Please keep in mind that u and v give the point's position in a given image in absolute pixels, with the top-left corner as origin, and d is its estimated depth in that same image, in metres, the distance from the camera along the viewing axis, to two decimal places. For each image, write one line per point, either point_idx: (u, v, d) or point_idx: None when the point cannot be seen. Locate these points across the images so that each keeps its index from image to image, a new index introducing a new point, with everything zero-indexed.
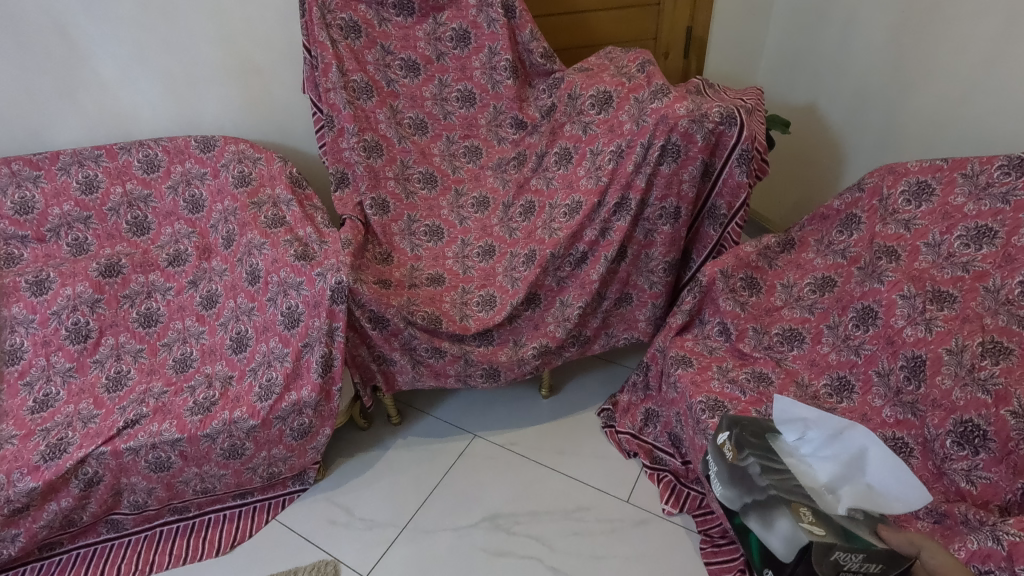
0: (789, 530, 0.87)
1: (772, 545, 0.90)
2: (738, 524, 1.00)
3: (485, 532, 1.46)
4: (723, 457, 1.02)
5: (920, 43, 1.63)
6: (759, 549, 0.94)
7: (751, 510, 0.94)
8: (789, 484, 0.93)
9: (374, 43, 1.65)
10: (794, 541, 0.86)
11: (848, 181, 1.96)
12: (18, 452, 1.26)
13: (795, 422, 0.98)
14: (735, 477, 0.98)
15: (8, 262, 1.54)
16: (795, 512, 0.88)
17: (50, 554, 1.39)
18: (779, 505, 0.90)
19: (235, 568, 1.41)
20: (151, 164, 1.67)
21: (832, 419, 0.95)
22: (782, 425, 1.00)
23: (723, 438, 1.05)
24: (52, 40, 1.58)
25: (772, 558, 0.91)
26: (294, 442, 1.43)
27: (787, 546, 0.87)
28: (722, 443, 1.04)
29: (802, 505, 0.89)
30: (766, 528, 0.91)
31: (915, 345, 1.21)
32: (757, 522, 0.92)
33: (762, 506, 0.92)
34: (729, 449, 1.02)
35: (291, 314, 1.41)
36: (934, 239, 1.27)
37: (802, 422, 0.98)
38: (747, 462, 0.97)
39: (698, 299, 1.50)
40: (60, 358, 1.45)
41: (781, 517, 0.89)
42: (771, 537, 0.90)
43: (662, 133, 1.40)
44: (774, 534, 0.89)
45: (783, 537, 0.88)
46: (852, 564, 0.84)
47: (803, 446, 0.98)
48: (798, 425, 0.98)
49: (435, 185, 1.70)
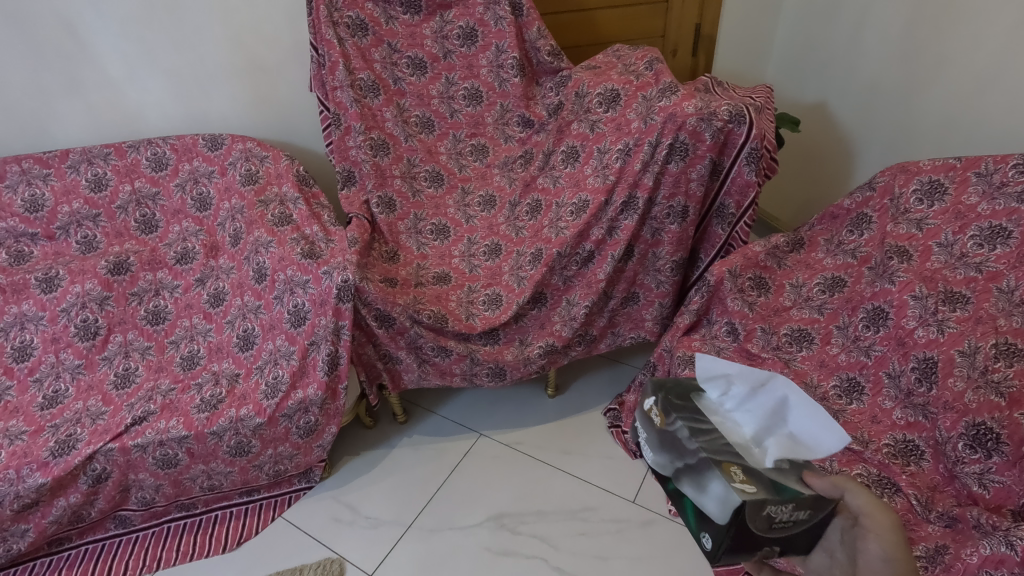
0: (722, 492, 0.71)
1: (704, 510, 0.74)
2: (674, 491, 0.81)
3: (490, 532, 1.46)
4: (652, 423, 0.83)
5: (934, 38, 1.60)
6: (697, 515, 0.77)
7: (684, 475, 0.77)
8: (719, 443, 0.77)
9: (381, 41, 1.64)
10: (727, 502, 0.70)
11: (858, 180, 1.94)
12: (28, 448, 1.27)
13: (718, 378, 0.85)
14: (667, 442, 0.80)
15: (18, 259, 1.55)
16: (727, 472, 0.72)
17: (59, 549, 1.41)
18: (709, 469, 0.73)
19: (241, 565, 1.42)
20: (160, 162, 1.68)
21: (755, 373, 0.86)
22: (703, 382, 0.86)
23: (650, 404, 0.86)
24: (61, 38, 1.59)
25: (706, 523, 0.75)
26: (300, 440, 1.44)
27: (720, 510, 0.71)
28: (649, 408, 0.85)
29: (731, 463, 0.73)
30: (697, 492, 0.75)
31: (927, 346, 1.20)
32: (690, 486, 0.76)
33: (692, 471, 0.75)
34: (658, 415, 0.83)
35: (297, 312, 1.41)
36: (947, 238, 1.25)
37: (724, 378, 0.85)
38: (675, 427, 0.79)
39: (706, 299, 1.49)
40: (69, 355, 1.46)
41: (712, 478, 0.72)
42: (705, 500, 0.73)
43: (670, 132, 1.39)
44: (706, 495, 0.73)
45: (715, 502, 0.72)
46: (783, 516, 0.71)
47: (726, 402, 0.83)
48: (721, 381, 0.85)
49: (442, 183, 1.70)
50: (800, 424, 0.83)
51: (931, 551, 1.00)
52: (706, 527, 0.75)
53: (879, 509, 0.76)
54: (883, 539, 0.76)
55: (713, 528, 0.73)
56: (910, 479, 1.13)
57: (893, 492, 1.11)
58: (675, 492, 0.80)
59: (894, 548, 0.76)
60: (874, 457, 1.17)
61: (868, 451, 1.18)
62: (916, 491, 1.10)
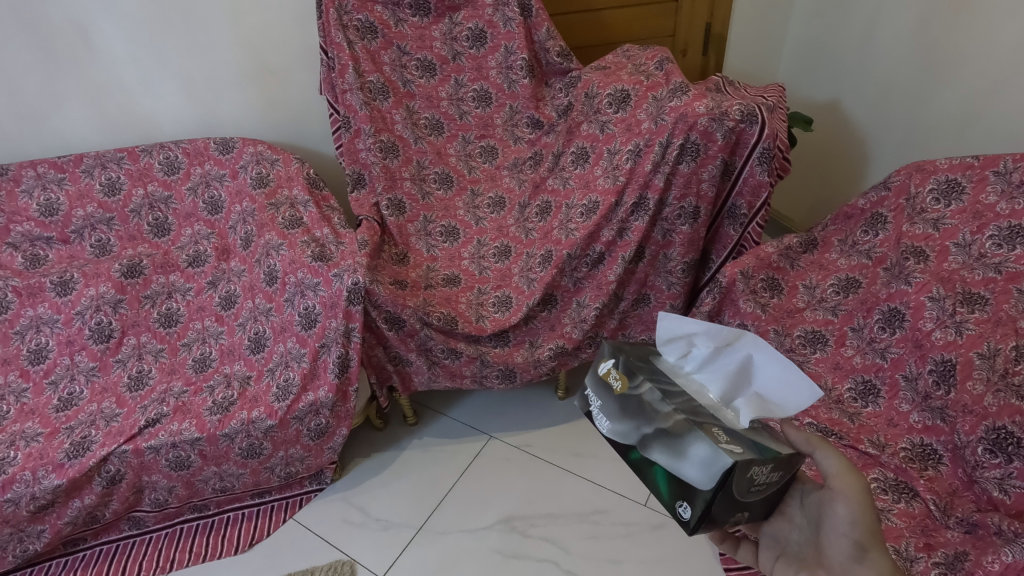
0: (706, 456, 0.64)
1: (685, 477, 0.66)
2: (639, 461, 0.73)
3: (501, 535, 1.45)
4: (610, 390, 0.74)
5: (949, 37, 1.59)
6: (669, 483, 0.70)
7: (654, 442, 0.69)
8: (692, 405, 0.68)
9: (390, 44, 1.65)
10: (714, 466, 0.63)
11: (872, 180, 1.92)
12: (44, 450, 1.28)
13: (679, 340, 0.72)
14: (633, 408, 0.71)
15: (33, 262, 1.57)
16: (709, 434, 0.64)
17: (74, 550, 1.42)
18: (688, 432, 0.65)
19: (254, 567, 1.42)
20: (172, 166, 1.69)
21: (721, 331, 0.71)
22: (664, 343, 0.73)
23: (608, 368, 0.76)
24: (77, 45, 1.61)
25: (684, 489, 0.68)
26: (311, 441, 1.44)
27: (704, 474, 0.64)
28: (607, 373, 0.75)
29: (711, 424, 0.66)
30: (675, 459, 0.67)
31: (945, 349, 1.18)
32: (663, 451, 0.68)
33: (667, 436, 0.67)
34: (618, 379, 0.74)
35: (308, 314, 1.42)
36: (964, 238, 1.23)
37: (686, 339, 0.71)
38: (641, 390, 0.70)
39: (717, 300, 1.45)
40: (83, 358, 1.47)
41: (694, 441, 0.65)
42: (685, 467, 0.66)
43: (681, 132, 1.37)
44: (685, 461, 0.66)
45: (699, 465, 0.65)
46: (760, 478, 0.66)
47: (688, 363, 0.72)
48: (682, 343, 0.72)
49: (451, 185, 1.70)
50: (765, 382, 0.70)
51: (950, 557, 0.97)
52: (681, 493, 0.69)
53: (851, 472, 0.70)
54: (853, 506, 0.69)
55: (692, 493, 0.67)
56: (928, 484, 1.11)
57: (911, 497, 1.09)
58: (640, 460, 0.72)
59: (863, 515, 0.68)
60: (890, 461, 1.15)
61: (885, 456, 1.16)
62: (934, 496, 1.09)
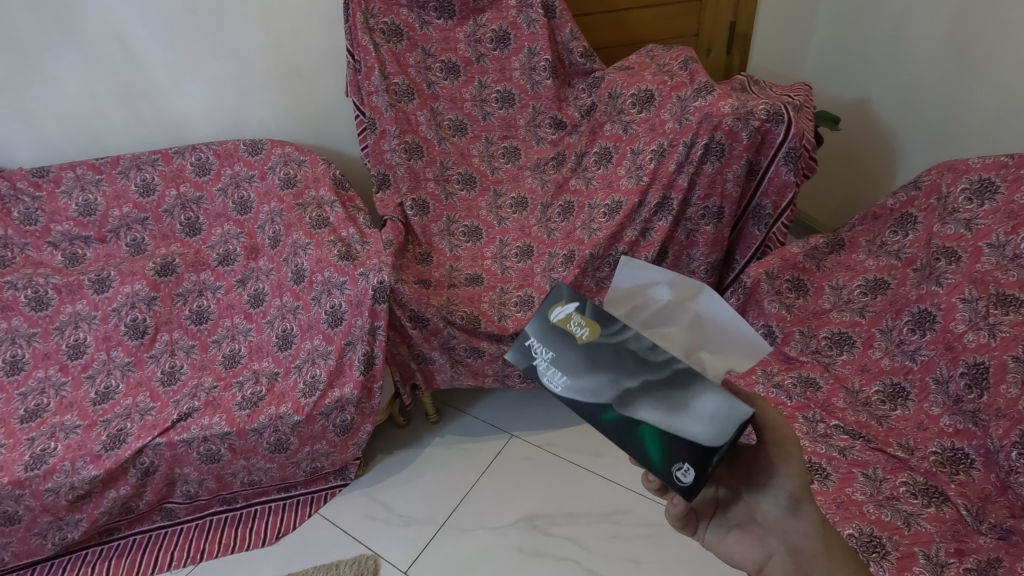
0: (720, 407, 0.51)
1: (689, 434, 0.52)
2: (613, 425, 0.55)
3: (522, 533, 1.46)
4: (572, 338, 0.57)
5: (984, 32, 1.55)
6: (660, 448, 0.53)
7: (644, 395, 0.53)
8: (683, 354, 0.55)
9: (415, 46, 1.67)
10: (732, 418, 0.51)
11: (901, 179, 1.88)
12: (82, 441, 1.33)
13: (634, 290, 0.61)
14: (611, 357, 0.55)
15: (73, 261, 1.64)
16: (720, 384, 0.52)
17: (109, 539, 1.47)
18: (692, 382, 0.52)
19: (280, 559, 1.46)
20: (203, 167, 1.74)
21: (677, 283, 0.60)
22: (615, 293, 0.62)
23: (564, 313, 0.58)
24: (114, 50, 1.66)
25: (682, 452, 0.53)
26: (336, 437, 1.47)
27: (718, 429, 0.51)
28: (565, 319, 0.57)
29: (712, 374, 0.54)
30: (677, 412, 0.52)
31: (977, 351, 1.16)
32: (661, 407, 0.53)
33: (667, 386, 0.53)
34: (582, 326, 0.57)
35: (335, 312, 1.44)
36: (998, 239, 1.20)
37: (642, 289, 0.61)
38: (624, 334, 0.55)
39: (742, 301, 1.45)
40: (119, 353, 1.52)
41: (703, 390, 0.52)
42: (688, 424, 0.52)
43: (706, 132, 1.37)
44: (690, 414, 0.52)
45: (710, 419, 0.51)
46: None
47: (642, 315, 0.61)
48: (636, 294, 0.61)
49: (474, 185, 1.72)
50: (721, 336, 0.60)
51: (984, 564, 0.98)
52: (681, 458, 0.53)
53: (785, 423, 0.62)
54: (788, 460, 0.63)
55: (693, 453, 0.52)
56: (959, 489, 1.10)
57: (941, 501, 1.08)
58: (615, 425, 0.55)
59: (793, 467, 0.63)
60: (920, 464, 1.14)
61: (914, 459, 1.15)
62: (966, 500, 1.07)
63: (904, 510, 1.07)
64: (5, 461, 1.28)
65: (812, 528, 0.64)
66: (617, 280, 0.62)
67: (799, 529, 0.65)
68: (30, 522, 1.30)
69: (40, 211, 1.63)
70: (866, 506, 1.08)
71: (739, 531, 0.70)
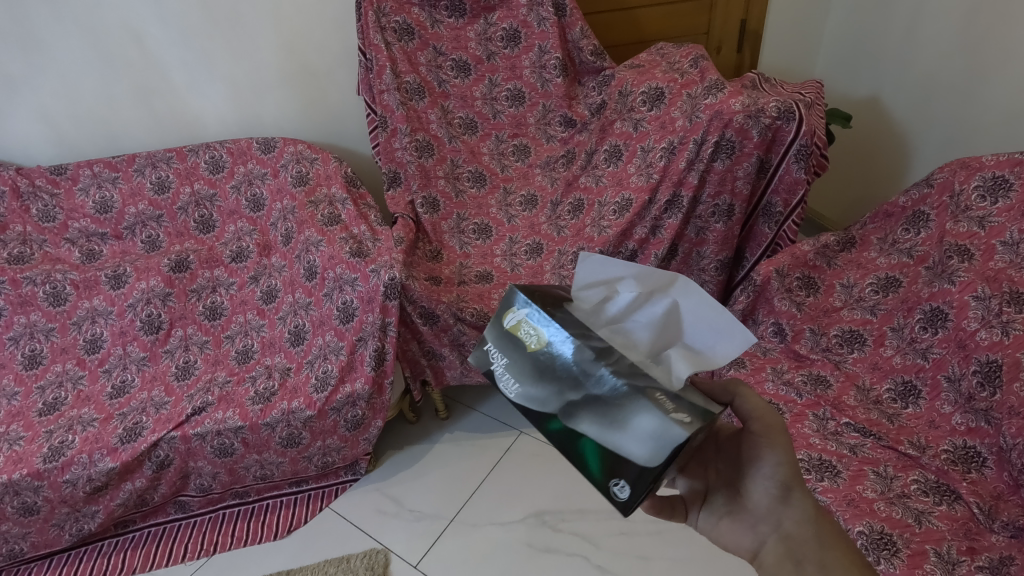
0: (656, 428, 0.49)
1: (625, 451, 0.50)
2: (558, 436, 0.54)
3: (531, 528, 1.47)
4: (521, 346, 0.55)
5: (999, 27, 1.54)
6: (600, 462, 0.52)
7: (585, 410, 0.52)
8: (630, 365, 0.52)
9: (426, 45, 1.68)
10: (668, 441, 0.48)
11: (915, 176, 1.87)
12: (99, 434, 1.35)
13: (599, 285, 0.56)
14: (555, 368, 0.53)
15: (89, 258, 1.67)
16: (656, 401, 0.49)
17: (124, 531, 1.49)
18: (630, 399, 0.50)
19: (292, 552, 1.47)
20: (217, 165, 1.76)
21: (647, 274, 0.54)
22: (580, 290, 0.57)
23: (516, 319, 0.56)
24: (130, 48, 1.69)
25: (619, 468, 0.51)
26: (348, 432, 1.48)
27: (652, 449, 0.49)
28: (516, 326, 0.56)
29: (655, 388, 0.50)
30: (614, 429, 0.51)
31: (990, 349, 1.15)
32: (599, 422, 0.51)
33: (605, 401, 0.51)
34: (532, 334, 0.55)
35: (346, 308, 1.46)
36: (1011, 237, 1.19)
37: (606, 285, 0.56)
38: (567, 346, 0.52)
39: (752, 299, 1.45)
40: (135, 348, 1.55)
41: (640, 409, 0.49)
42: (626, 442, 0.50)
43: (716, 129, 1.37)
44: (626, 433, 0.50)
45: (645, 439, 0.49)
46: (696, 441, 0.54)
47: (607, 312, 0.55)
48: (601, 290, 0.56)
49: (484, 183, 1.73)
50: (698, 331, 0.54)
51: (995, 562, 0.97)
52: (618, 473, 0.51)
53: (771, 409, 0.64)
54: (777, 448, 0.65)
55: (631, 471, 0.50)
56: (971, 487, 1.09)
57: (953, 500, 1.08)
58: (560, 436, 0.53)
59: (783, 455, 0.64)
60: (931, 463, 1.14)
61: (925, 457, 1.15)
62: (978, 499, 1.07)
63: (915, 508, 1.07)
64: (24, 453, 1.31)
65: (804, 514, 0.66)
66: (580, 277, 0.57)
67: (792, 515, 0.66)
68: (48, 513, 1.32)
69: (57, 208, 1.66)
70: (877, 503, 1.08)
71: (729, 520, 0.69)
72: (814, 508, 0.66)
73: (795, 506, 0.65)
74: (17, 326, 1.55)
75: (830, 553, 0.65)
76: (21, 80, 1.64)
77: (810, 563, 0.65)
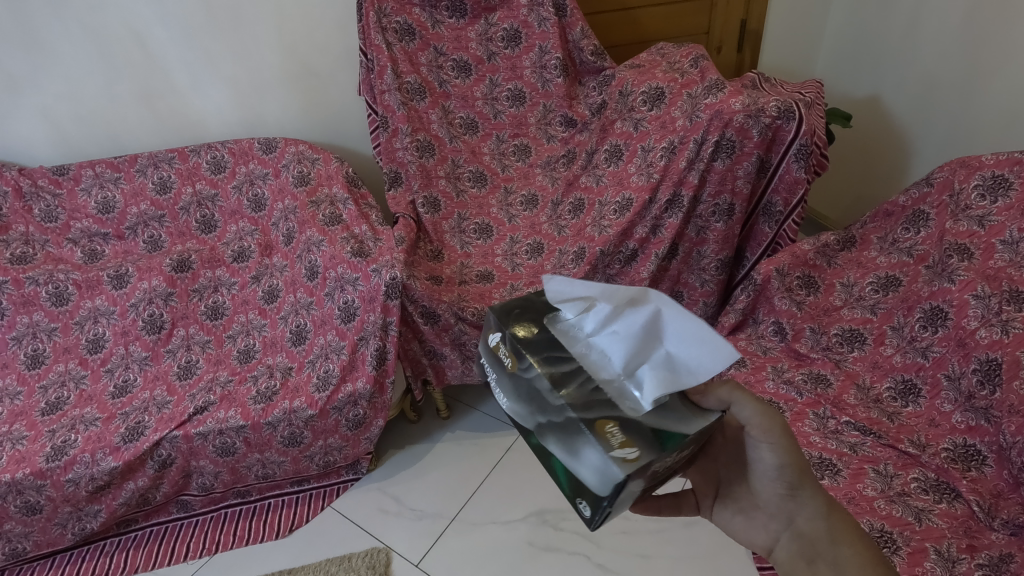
0: (599, 463, 0.51)
1: (579, 478, 0.54)
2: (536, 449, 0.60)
3: (532, 527, 1.47)
4: (500, 366, 0.62)
5: (999, 27, 1.54)
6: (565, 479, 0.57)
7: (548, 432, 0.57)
8: (590, 391, 0.54)
9: (427, 45, 1.68)
10: (608, 477, 0.51)
11: (915, 175, 1.87)
12: (102, 434, 1.36)
13: (574, 303, 0.58)
14: (524, 392, 0.58)
15: (91, 258, 1.67)
16: (602, 437, 0.52)
17: (126, 530, 1.50)
18: (578, 433, 0.53)
19: (293, 551, 1.48)
20: (219, 165, 1.76)
21: (619, 292, 0.56)
22: (559, 307, 0.59)
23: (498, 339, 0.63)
24: (132, 49, 1.69)
25: (581, 489, 0.56)
26: (349, 432, 1.48)
27: (598, 482, 0.52)
28: (496, 346, 0.63)
29: (607, 418, 0.53)
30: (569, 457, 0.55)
31: (989, 348, 1.15)
32: (557, 447, 0.56)
33: (559, 430, 0.55)
34: (508, 355, 0.61)
35: (348, 308, 1.46)
36: (1011, 236, 1.20)
37: (580, 303, 0.57)
38: (528, 373, 0.57)
39: (752, 298, 1.45)
40: (137, 347, 1.55)
41: (585, 444, 0.52)
42: (579, 470, 0.54)
43: (716, 129, 1.37)
44: (578, 462, 0.54)
45: (591, 472, 0.53)
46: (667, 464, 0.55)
47: (583, 329, 0.57)
48: (577, 307, 0.58)
49: (484, 183, 1.74)
50: (679, 347, 0.54)
51: (994, 560, 0.97)
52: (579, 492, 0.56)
53: (770, 414, 0.64)
54: (779, 454, 0.65)
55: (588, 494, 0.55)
56: (971, 485, 1.10)
57: (952, 498, 1.08)
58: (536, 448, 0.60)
59: (788, 456, 0.65)
60: (931, 461, 1.14)
61: (925, 455, 1.15)
62: (978, 497, 1.07)
63: (915, 506, 1.07)
64: (27, 452, 1.32)
65: (817, 510, 0.68)
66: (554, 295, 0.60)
67: (804, 512, 0.68)
68: (50, 512, 1.33)
69: (60, 208, 1.67)
70: (877, 501, 1.08)
71: (742, 514, 0.74)
72: (826, 504, 0.68)
73: (805, 503, 0.68)
74: (20, 326, 1.56)
75: (845, 549, 0.66)
76: (23, 80, 1.65)
77: (824, 561, 0.67)
